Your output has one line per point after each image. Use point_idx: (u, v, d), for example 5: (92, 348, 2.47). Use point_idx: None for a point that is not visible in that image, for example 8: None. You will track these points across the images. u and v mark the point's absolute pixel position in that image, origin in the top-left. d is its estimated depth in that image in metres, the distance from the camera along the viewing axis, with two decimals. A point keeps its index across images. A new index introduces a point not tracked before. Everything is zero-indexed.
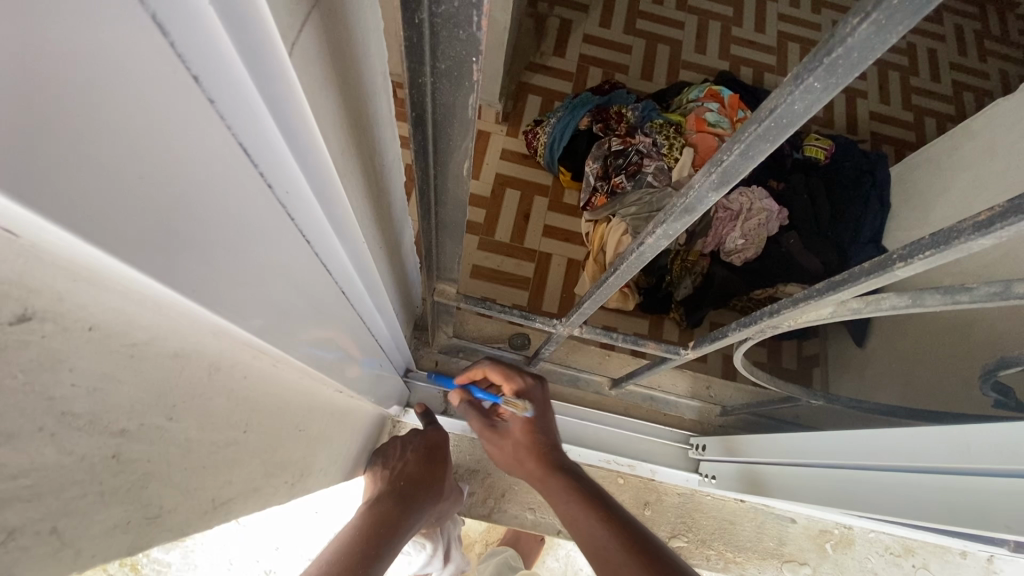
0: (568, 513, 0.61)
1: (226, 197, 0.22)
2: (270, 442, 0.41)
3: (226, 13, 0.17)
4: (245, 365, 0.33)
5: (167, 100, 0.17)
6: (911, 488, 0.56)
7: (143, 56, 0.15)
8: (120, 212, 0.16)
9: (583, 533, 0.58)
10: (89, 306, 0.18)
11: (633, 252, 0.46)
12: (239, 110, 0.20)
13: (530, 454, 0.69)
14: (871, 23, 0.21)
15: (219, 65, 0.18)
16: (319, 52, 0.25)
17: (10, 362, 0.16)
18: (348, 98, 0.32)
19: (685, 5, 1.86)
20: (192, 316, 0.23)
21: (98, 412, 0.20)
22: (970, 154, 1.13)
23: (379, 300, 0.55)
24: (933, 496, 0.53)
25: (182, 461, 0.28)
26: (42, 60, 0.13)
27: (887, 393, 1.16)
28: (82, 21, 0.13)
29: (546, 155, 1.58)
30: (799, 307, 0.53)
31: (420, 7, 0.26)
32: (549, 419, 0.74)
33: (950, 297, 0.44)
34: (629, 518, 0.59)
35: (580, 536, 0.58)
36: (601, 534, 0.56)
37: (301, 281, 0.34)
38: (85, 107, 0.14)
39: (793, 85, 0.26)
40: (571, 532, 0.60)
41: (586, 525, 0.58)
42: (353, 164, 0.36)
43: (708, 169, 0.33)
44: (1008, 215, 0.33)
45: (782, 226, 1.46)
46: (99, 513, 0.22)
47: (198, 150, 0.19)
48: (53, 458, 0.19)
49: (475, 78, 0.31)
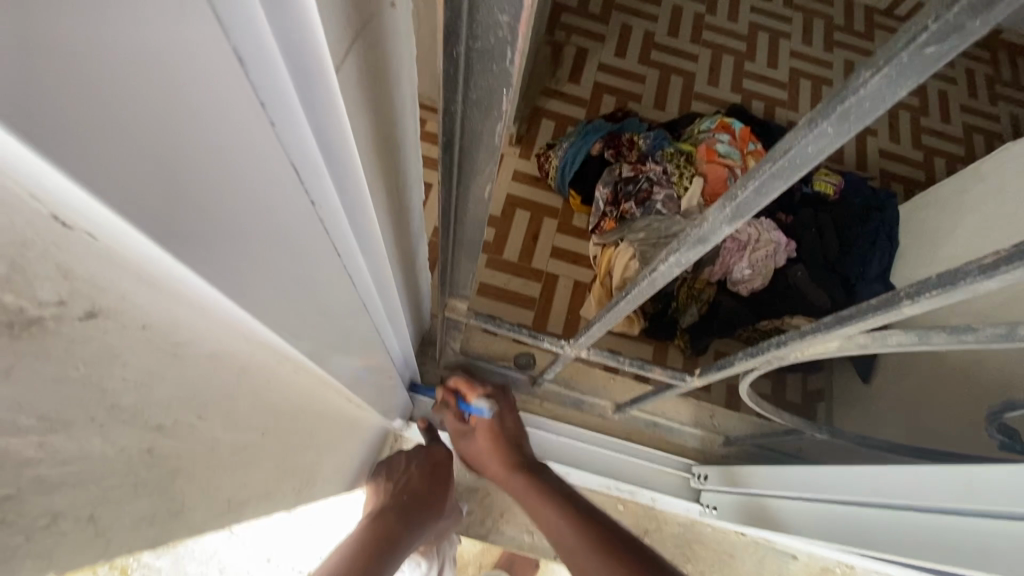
0: (532, 509, 0.69)
1: (271, 209, 0.23)
2: (284, 448, 0.42)
3: (278, 28, 0.18)
4: (270, 370, 0.34)
5: (233, 115, 0.18)
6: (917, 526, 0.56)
7: (219, 71, 0.17)
8: (190, 218, 0.18)
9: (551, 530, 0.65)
10: (148, 307, 0.20)
11: (645, 277, 0.47)
12: (286, 127, 0.22)
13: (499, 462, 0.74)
14: (882, 77, 0.23)
15: (270, 74, 0.19)
16: (360, 75, 0.27)
17: (74, 353, 0.17)
18: (380, 120, 0.33)
19: (699, 39, 1.91)
20: (232, 320, 0.25)
21: (142, 406, 0.21)
22: (980, 196, 1.14)
23: (393, 313, 0.56)
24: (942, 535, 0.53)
25: (206, 460, 0.29)
26: (146, 74, 0.14)
27: (892, 430, 1.15)
28: (181, 47, 0.15)
29: (558, 178, 1.61)
30: (806, 339, 0.54)
31: (458, 41, 0.28)
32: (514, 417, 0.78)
33: (955, 336, 0.45)
34: (586, 504, 0.66)
35: (545, 528, 0.66)
36: (562, 527, 0.64)
37: (328, 293, 0.35)
38: (177, 119, 0.16)
39: (807, 129, 0.27)
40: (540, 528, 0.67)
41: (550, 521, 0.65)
42: (380, 181, 0.37)
43: (722, 204, 0.35)
44: (1012, 259, 0.34)
45: (790, 258, 1.48)
46: (130, 504, 0.23)
47: (251, 160, 0.20)
48: (98, 446, 0.20)
49: (503, 108, 0.33)
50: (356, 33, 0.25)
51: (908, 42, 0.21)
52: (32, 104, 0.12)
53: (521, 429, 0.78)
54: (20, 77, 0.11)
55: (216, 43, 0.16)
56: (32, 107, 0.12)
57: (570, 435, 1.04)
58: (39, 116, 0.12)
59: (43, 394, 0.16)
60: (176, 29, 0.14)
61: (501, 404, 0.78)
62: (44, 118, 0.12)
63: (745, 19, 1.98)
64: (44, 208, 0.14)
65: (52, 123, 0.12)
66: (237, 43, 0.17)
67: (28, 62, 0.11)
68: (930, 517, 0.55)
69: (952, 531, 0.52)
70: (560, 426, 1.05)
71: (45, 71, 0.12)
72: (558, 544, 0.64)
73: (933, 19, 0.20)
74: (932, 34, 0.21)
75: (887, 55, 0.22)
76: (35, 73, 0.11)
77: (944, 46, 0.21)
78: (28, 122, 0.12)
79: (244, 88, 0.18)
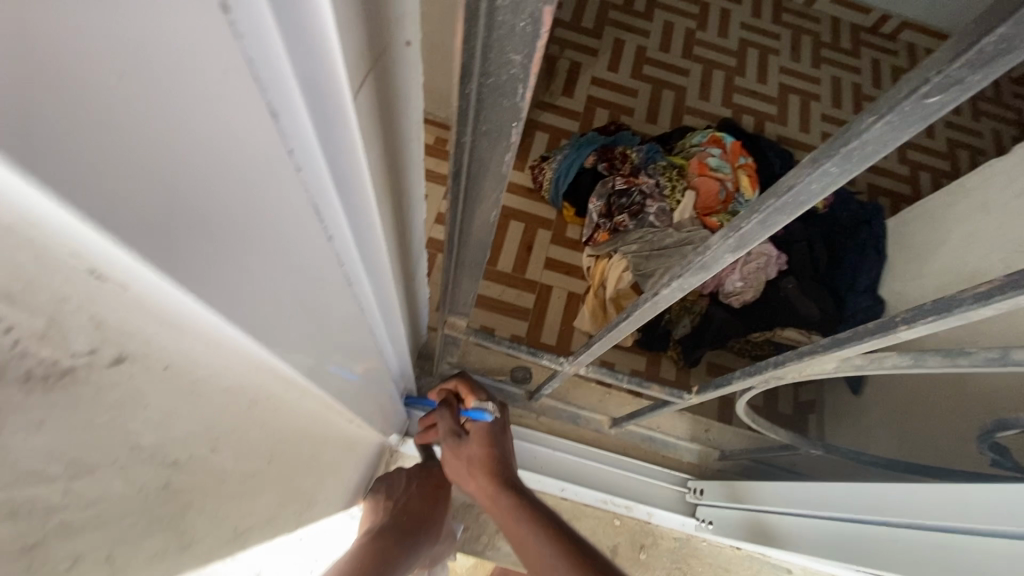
0: (518, 536, 0.65)
1: (288, 245, 0.23)
2: (287, 472, 0.41)
3: (306, 81, 0.19)
4: (278, 397, 0.34)
5: (262, 163, 0.19)
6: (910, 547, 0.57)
7: (251, 120, 0.17)
8: (209, 261, 0.18)
9: (535, 555, 0.62)
10: (171, 347, 0.20)
11: (647, 300, 0.48)
12: (308, 169, 0.22)
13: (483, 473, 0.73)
14: (884, 123, 0.24)
15: (296, 122, 0.20)
16: (372, 110, 0.27)
17: (99, 400, 0.17)
18: (388, 150, 0.34)
19: (690, 55, 1.94)
20: (243, 353, 0.25)
21: (160, 444, 0.21)
22: (965, 212, 1.17)
23: (394, 331, 0.56)
24: (932, 555, 0.54)
25: (216, 491, 0.29)
26: (184, 133, 0.15)
27: (883, 443, 1.17)
28: (216, 107, 0.15)
29: (552, 190, 1.62)
30: (804, 360, 0.55)
31: (471, 78, 0.29)
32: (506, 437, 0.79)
33: (949, 359, 0.46)
34: (576, 533, 0.64)
35: (528, 556, 0.63)
36: (549, 556, 0.60)
37: (334, 321, 0.35)
38: (207, 173, 0.16)
39: (810, 167, 0.28)
40: (522, 552, 0.64)
41: (532, 543, 0.63)
42: (386, 208, 0.37)
43: (725, 233, 0.36)
44: (1007, 288, 0.35)
45: (781, 272, 1.50)
46: (145, 541, 0.23)
47: (273, 200, 0.20)
48: (119, 487, 0.20)
49: (513, 140, 0.33)
50: (369, 71, 0.25)
51: (908, 92, 0.22)
52: (64, 159, 0.12)
53: (511, 451, 0.78)
54: (55, 135, 0.11)
55: (253, 100, 0.17)
56: (61, 160, 0.12)
57: (566, 449, 1.05)
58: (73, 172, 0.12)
59: (70, 441, 0.16)
60: (215, 92, 0.15)
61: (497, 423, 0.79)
62: (76, 171, 0.12)
63: (735, 36, 2.02)
64: (78, 261, 0.14)
65: (86, 179, 0.12)
66: (269, 94, 0.17)
67: (62, 123, 0.11)
68: (934, 536, 0.55)
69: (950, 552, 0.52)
70: (556, 441, 1.05)
71: (82, 133, 0.12)
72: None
73: (934, 72, 0.21)
74: (933, 86, 0.22)
75: (888, 102, 0.23)
76: (65, 135, 0.12)
77: (946, 97, 0.22)
78: (58, 180, 0.12)
79: (273, 137, 0.19)
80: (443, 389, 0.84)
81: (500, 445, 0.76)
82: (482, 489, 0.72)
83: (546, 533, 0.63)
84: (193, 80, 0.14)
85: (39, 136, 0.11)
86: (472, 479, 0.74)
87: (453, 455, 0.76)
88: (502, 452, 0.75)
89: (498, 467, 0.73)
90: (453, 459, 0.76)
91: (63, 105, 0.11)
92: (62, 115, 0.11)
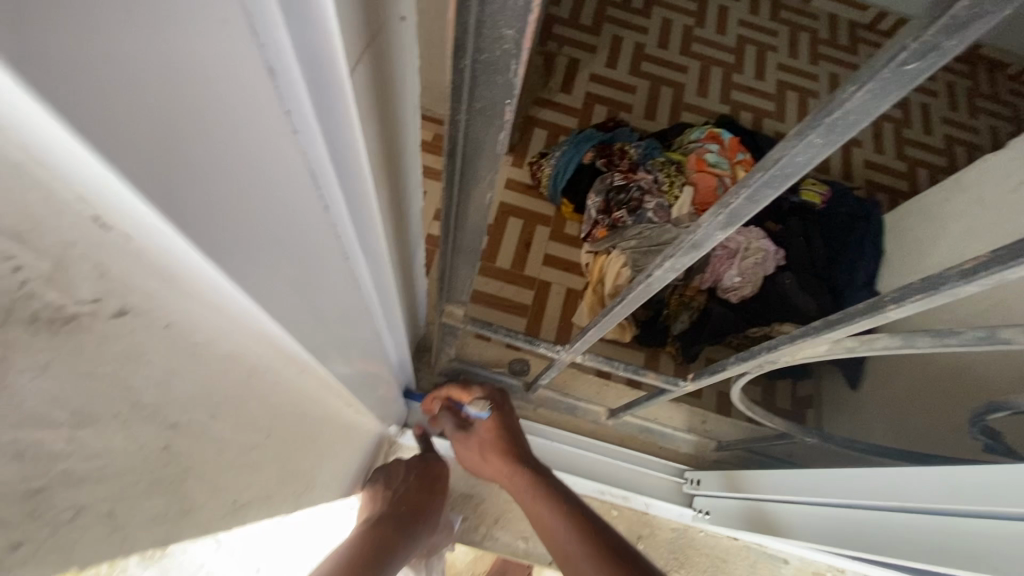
0: (537, 518, 0.66)
1: (287, 213, 0.24)
2: (285, 451, 0.42)
3: (303, 47, 0.20)
4: (277, 372, 0.34)
5: (259, 124, 0.19)
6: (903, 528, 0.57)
7: (249, 77, 0.18)
8: (216, 220, 0.19)
9: (554, 538, 0.63)
10: (172, 305, 0.20)
11: (640, 282, 0.49)
12: (305, 136, 0.23)
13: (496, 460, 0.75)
14: (865, 91, 0.24)
15: (292, 87, 0.21)
16: (369, 85, 0.28)
17: (102, 351, 0.18)
18: (384, 129, 0.34)
19: (688, 51, 1.95)
20: (244, 321, 0.26)
21: (161, 404, 0.22)
22: (961, 205, 1.17)
23: (392, 317, 0.56)
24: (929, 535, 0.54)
25: (215, 460, 0.29)
26: (192, 85, 0.15)
27: (881, 434, 1.17)
28: (217, 61, 0.16)
29: (550, 186, 1.62)
30: (796, 344, 0.56)
31: (464, 54, 0.29)
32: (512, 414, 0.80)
33: (939, 339, 0.46)
34: (592, 513, 0.65)
35: (548, 536, 0.65)
36: (565, 537, 0.62)
37: (334, 298, 0.36)
38: (212, 128, 0.17)
39: (796, 140, 0.29)
40: (543, 534, 0.65)
41: (550, 526, 0.64)
42: (383, 188, 0.38)
43: (715, 211, 0.36)
44: (991, 264, 0.36)
45: (778, 266, 1.51)
46: (145, 501, 0.24)
47: (271, 163, 0.21)
48: (121, 443, 0.21)
49: (506, 118, 0.34)
50: (365, 44, 0.26)
51: (888, 60, 0.23)
52: (89, 104, 0.12)
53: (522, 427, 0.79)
54: (78, 74, 0.12)
55: (250, 59, 0.18)
56: (86, 103, 0.12)
57: (564, 440, 1.05)
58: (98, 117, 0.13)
59: (72, 389, 0.17)
60: (216, 47, 0.16)
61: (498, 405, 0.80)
62: (96, 115, 0.13)
63: (733, 32, 2.03)
64: (86, 207, 0.15)
65: (110, 125, 0.13)
66: (266, 53, 0.18)
67: (90, 71, 0.12)
68: (939, 521, 0.54)
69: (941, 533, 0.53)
70: (554, 432, 1.05)
71: (105, 80, 0.13)
72: (560, 558, 0.62)
73: (912, 38, 0.22)
74: (912, 53, 0.22)
75: (870, 71, 0.24)
76: (91, 84, 0.12)
77: (924, 63, 0.23)
78: (87, 127, 0.12)
79: (267, 98, 0.20)
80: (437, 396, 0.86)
81: (508, 428, 0.77)
82: (499, 473, 0.75)
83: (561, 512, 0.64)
84: (196, 34, 0.15)
85: (68, 78, 0.12)
86: (487, 464, 0.77)
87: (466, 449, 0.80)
88: (511, 433, 0.76)
89: (510, 446, 0.75)
90: (467, 452, 0.79)
91: (87, 48, 0.12)
92: (86, 59, 0.12)
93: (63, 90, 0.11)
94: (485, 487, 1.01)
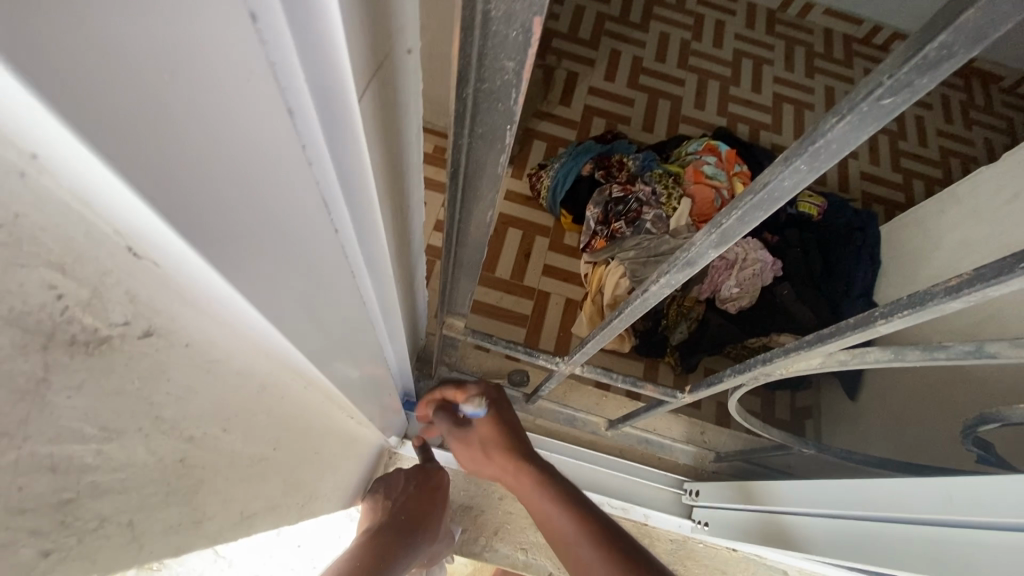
0: (541, 514, 0.69)
1: (300, 239, 0.25)
2: (291, 461, 0.43)
3: (318, 87, 0.21)
4: (285, 386, 0.35)
5: (278, 157, 0.21)
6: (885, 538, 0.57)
7: (271, 115, 0.19)
8: (238, 250, 0.20)
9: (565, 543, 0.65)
10: (191, 325, 0.22)
11: (637, 297, 0.50)
12: (319, 166, 0.25)
13: (500, 455, 0.74)
14: (845, 123, 0.26)
15: (309, 123, 0.22)
16: (375, 113, 0.29)
17: (129, 369, 0.19)
18: (390, 152, 0.36)
19: (686, 65, 1.98)
20: (254, 340, 0.27)
21: (179, 418, 0.23)
22: (956, 217, 1.19)
23: (395, 330, 0.57)
24: (911, 547, 0.54)
25: (226, 471, 0.30)
26: (220, 126, 0.17)
27: (880, 444, 1.18)
28: (245, 102, 0.17)
29: (550, 198, 1.64)
30: (790, 356, 0.57)
31: (468, 84, 0.31)
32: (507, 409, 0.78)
33: (928, 352, 0.48)
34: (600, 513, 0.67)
35: (556, 536, 0.67)
36: (575, 538, 0.64)
37: (342, 313, 0.37)
38: (236, 162, 0.18)
39: (783, 166, 0.30)
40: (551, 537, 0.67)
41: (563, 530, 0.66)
42: (388, 209, 0.39)
43: (708, 230, 0.38)
44: (976, 282, 0.37)
45: (776, 277, 1.52)
46: (162, 512, 0.25)
47: (288, 192, 0.23)
48: (141, 456, 0.22)
49: (507, 142, 0.35)
50: (374, 76, 0.27)
51: (865, 94, 0.25)
52: (128, 148, 0.14)
53: (520, 423, 0.78)
54: (120, 123, 0.13)
55: (270, 96, 0.19)
56: (127, 148, 0.14)
57: (564, 451, 1.06)
58: (137, 160, 0.14)
59: (101, 405, 0.18)
60: (244, 89, 0.17)
61: (495, 402, 0.78)
62: (135, 158, 0.14)
63: (729, 46, 2.06)
64: (119, 239, 0.16)
65: (149, 168, 0.14)
66: (286, 94, 0.20)
67: (125, 117, 0.13)
68: (914, 530, 0.54)
69: (920, 545, 0.53)
70: (555, 443, 1.06)
71: (142, 123, 0.14)
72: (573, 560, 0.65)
73: (887, 75, 0.23)
74: (887, 88, 0.24)
75: (849, 104, 0.25)
76: (129, 130, 0.13)
77: (898, 98, 0.24)
78: (128, 168, 0.14)
79: (284, 131, 0.21)
80: (430, 397, 0.81)
81: (508, 426, 0.76)
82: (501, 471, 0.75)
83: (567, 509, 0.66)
84: (227, 82, 0.16)
85: (115, 132, 0.13)
86: (490, 462, 0.76)
87: (467, 447, 0.78)
88: (513, 431, 0.75)
89: (513, 442, 0.74)
90: (468, 450, 0.78)
91: (132, 98, 0.13)
92: (130, 109, 0.13)
93: (99, 132, 0.13)
94: (485, 498, 1.01)
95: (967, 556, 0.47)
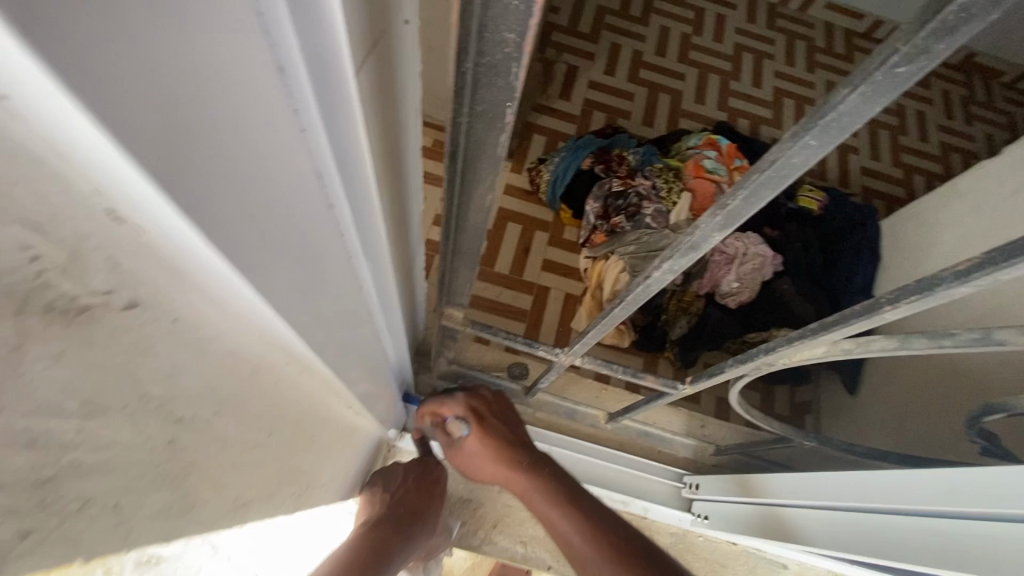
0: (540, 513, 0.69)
1: (291, 211, 0.24)
2: (288, 449, 0.42)
3: (308, 50, 0.20)
4: (280, 371, 0.35)
5: (267, 121, 0.20)
6: (886, 530, 0.57)
7: (260, 74, 0.19)
8: (225, 216, 0.19)
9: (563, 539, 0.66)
10: (177, 300, 0.21)
11: (639, 284, 0.49)
12: (311, 134, 0.24)
13: (494, 464, 0.74)
14: (858, 94, 0.25)
15: (300, 86, 0.21)
16: (372, 87, 0.28)
17: (113, 342, 0.18)
18: (387, 130, 0.35)
19: (686, 58, 1.97)
20: (245, 320, 0.26)
21: (168, 396, 0.22)
22: (958, 211, 1.18)
23: (393, 319, 0.56)
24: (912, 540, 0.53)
25: (219, 455, 0.29)
26: (206, 78, 0.16)
27: (880, 438, 1.17)
28: (231, 57, 0.17)
29: (549, 192, 1.63)
30: (794, 345, 0.56)
31: (467, 57, 0.30)
32: (498, 420, 0.78)
33: (934, 341, 0.47)
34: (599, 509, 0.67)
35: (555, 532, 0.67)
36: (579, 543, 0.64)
37: (338, 296, 0.36)
38: (222, 121, 0.17)
39: (791, 142, 0.29)
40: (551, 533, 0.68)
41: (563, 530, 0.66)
42: (386, 191, 0.38)
43: (713, 212, 0.37)
44: (985, 265, 0.36)
45: (777, 272, 1.52)
46: (151, 495, 0.24)
47: (279, 160, 0.22)
48: (128, 436, 0.21)
49: (507, 121, 0.35)
50: (370, 45, 0.26)
51: (879, 63, 0.24)
52: (110, 96, 0.13)
53: (513, 431, 0.78)
54: (103, 70, 0.12)
55: (259, 53, 0.18)
56: (111, 96, 0.13)
57: (564, 445, 1.05)
58: (121, 109, 0.13)
59: (84, 378, 0.17)
60: (230, 41, 0.16)
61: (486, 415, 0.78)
62: (118, 105, 0.13)
63: (730, 40, 2.05)
64: (99, 201, 0.15)
65: (132, 120, 0.14)
66: (277, 54, 0.19)
67: (106, 64, 0.12)
68: (919, 524, 0.53)
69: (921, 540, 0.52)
70: (554, 437, 1.06)
71: (125, 78, 0.13)
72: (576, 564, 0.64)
73: (902, 42, 0.23)
74: (903, 56, 0.23)
75: (862, 74, 0.25)
76: (112, 79, 0.13)
77: (914, 66, 0.23)
78: (111, 120, 0.13)
79: (273, 96, 0.20)
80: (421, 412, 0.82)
81: (500, 437, 0.75)
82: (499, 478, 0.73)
83: (572, 517, 0.65)
84: (212, 31, 0.15)
85: (99, 78, 0.12)
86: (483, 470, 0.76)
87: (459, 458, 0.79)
88: (504, 440, 0.75)
89: (505, 453, 0.74)
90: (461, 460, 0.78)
91: (114, 41, 0.12)
92: (113, 54, 0.12)
93: (86, 83, 0.12)
94: (483, 491, 1.01)
95: (974, 546, 0.47)
